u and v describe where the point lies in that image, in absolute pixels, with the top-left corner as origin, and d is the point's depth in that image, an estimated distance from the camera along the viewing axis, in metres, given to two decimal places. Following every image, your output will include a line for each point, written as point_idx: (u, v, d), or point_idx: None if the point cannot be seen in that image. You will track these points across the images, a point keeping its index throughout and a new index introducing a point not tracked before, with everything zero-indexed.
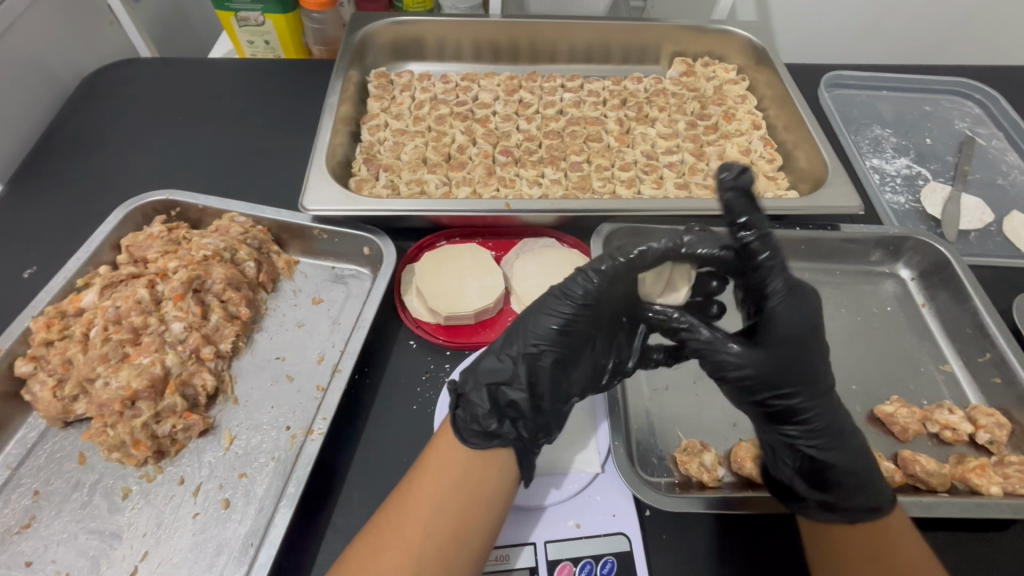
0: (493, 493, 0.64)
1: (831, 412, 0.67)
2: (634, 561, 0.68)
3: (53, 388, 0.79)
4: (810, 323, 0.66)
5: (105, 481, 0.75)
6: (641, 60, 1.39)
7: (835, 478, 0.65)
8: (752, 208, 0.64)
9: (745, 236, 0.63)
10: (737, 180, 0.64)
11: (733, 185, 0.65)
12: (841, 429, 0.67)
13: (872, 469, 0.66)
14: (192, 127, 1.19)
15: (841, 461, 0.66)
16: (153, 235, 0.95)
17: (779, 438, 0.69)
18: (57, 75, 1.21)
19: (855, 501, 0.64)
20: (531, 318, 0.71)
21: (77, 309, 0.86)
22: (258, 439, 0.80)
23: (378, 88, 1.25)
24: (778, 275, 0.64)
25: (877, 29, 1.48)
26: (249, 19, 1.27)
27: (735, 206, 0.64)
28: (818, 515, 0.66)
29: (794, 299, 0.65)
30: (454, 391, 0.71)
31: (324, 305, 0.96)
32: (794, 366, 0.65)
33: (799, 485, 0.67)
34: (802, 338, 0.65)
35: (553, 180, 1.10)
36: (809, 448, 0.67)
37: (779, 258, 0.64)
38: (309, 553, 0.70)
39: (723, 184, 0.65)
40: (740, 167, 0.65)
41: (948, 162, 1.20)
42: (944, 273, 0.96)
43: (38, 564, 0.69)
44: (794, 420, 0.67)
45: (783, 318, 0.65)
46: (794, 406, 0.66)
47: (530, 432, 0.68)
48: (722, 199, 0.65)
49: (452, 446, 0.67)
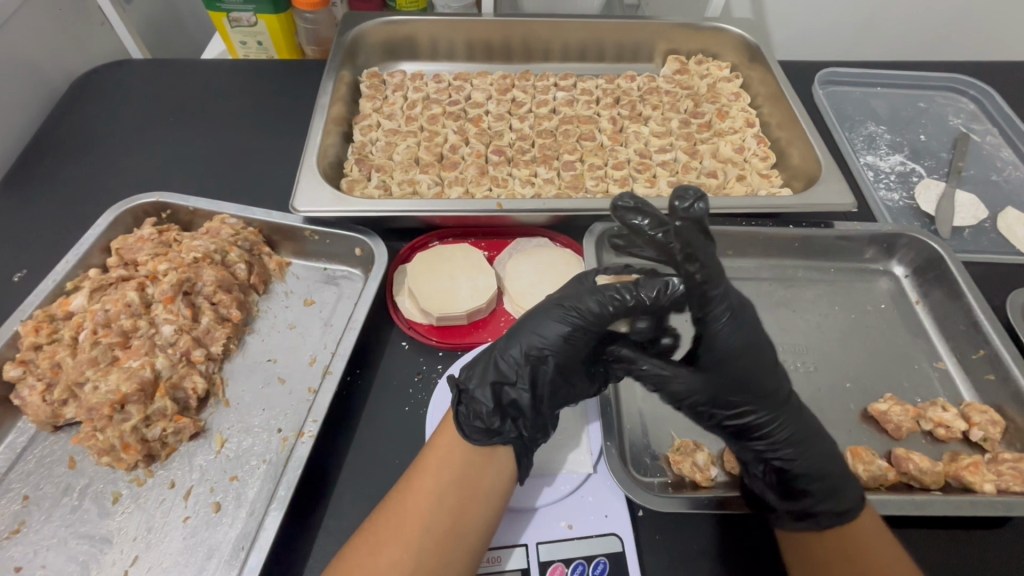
0: (491, 489, 0.64)
1: (800, 421, 0.68)
2: (626, 561, 0.68)
3: (42, 393, 0.79)
4: (754, 338, 0.66)
5: (95, 486, 0.75)
6: (634, 59, 1.39)
7: (804, 487, 0.66)
8: (700, 238, 0.59)
9: (689, 267, 0.61)
10: (689, 210, 0.57)
11: (685, 216, 0.58)
12: (807, 440, 0.67)
13: (843, 476, 0.66)
14: (184, 129, 1.19)
15: (810, 470, 0.66)
16: (143, 238, 0.95)
17: (747, 450, 0.70)
18: (48, 78, 1.21)
19: (822, 507, 0.64)
20: (536, 321, 0.69)
21: (66, 313, 0.86)
22: (249, 442, 0.79)
23: (370, 88, 1.25)
24: (721, 300, 0.64)
25: (871, 25, 1.47)
26: (240, 20, 1.27)
27: (686, 238, 0.59)
28: (791, 525, 0.66)
29: (737, 321, 0.65)
30: (456, 387, 0.69)
31: (316, 306, 0.96)
32: (749, 380, 0.66)
33: (769, 495, 0.67)
34: (753, 355, 0.66)
35: (546, 180, 1.10)
36: (777, 459, 0.67)
37: (724, 283, 0.63)
38: (300, 556, 0.70)
39: (672, 212, 0.58)
40: (693, 194, 0.58)
41: (942, 159, 1.20)
42: (937, 270, 0.96)
43: (27, 570, 0.68)
44: (758, 435, 0.68)
45: (728, 341, 0.65)
46: (752, 420, 0.68)
47: (530, 431, 0.68)
48: (672, 230, 0.58)
49: (452, 442, 0.67)
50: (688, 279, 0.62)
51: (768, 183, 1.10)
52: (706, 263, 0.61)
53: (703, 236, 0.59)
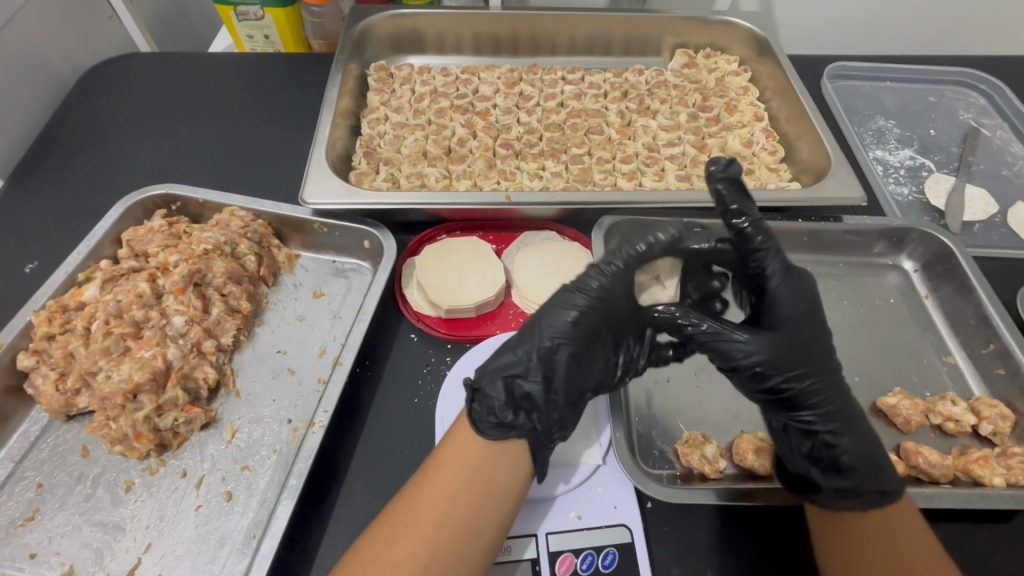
0: (508, 487, 0.64)
1: (842, 396, 0.68)
2: (635, 552, 0.68)
3: (55, 382, 0.80)
4: (808, 303, 0.69)
5: (108, 474, 0.76)
6: (642, 53, 1.38)
7: (850, 462, 0.66)
8: (741, 197, 0.70)
9: (739, 222, 0.69)
10: (726, 171, 0.71)
11: (723, 177, 0.71)
12: (852, 415, 0.68)
13: (878, 453, 0.67)
14: (192, 121, 1.19)
15: (853, 445, 0.66)
16: (153, 229, 0.95)
17: (795, 424, 0.69)
18: (58, 71, 1.21)
19: (867, 485, 0.64)
20: (547, 311, 0.70)
21: (78, 303, 0.86)
22: (260, 432, 0.80)
23: (378, 81, 1.25)
24: (774, 258, 0.69)
25: (881, 19, 1.46)
26: (247, 13, 1.28)
27: (727, 196, 0.70)
28: (836, 504, 0.65)
29: (791, 281, 0.70)
30: (468, 385, 0.68)
31: (325, 299, 0.96)
32: (801, 343, 0.67)
33: (815, 474, 0.67)
34: (806, 318, 0.69)
35: (554, 173, 1.09)
36: (826, 433, 0.67)
37: (773, 240, 0.70)
38: (311, 545, 0.70)
39: (712, 176, 0.71)
40: (726, 159, 0.71)
41: (952, 153, 1.19)
42: (948, 265, 0.96)
43: (42, 557, 0.69)
44: (808, 405, 0.68)
45: (783, 300, 0.69)
46: (806, 388, 0.67)
47: (545, 424, 0.67)
48: (716, 190, 0.70)
49: (468, 439, 0.67)
50: (739, 238, 0.70)
51: (777, 178, 1.10)
52: (751, 220, 0.69)
53: (743, 195, 0.71)
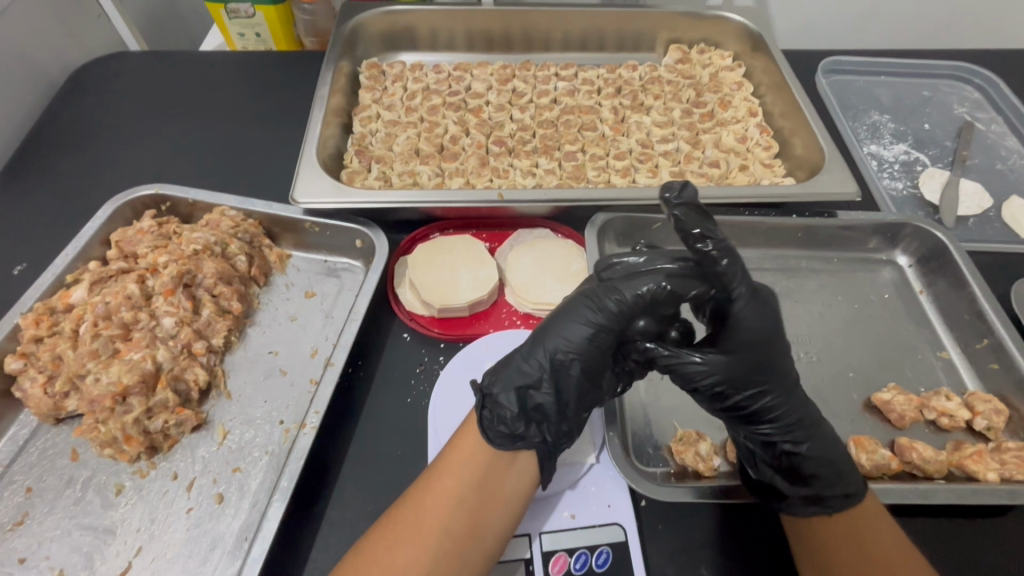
0: (513, 496, 0.64)
1: (805, 407, 0.67)
2: (629, 550, 0.68)
3: (44, 385, 0.79)
4: (774, 323, 0.66)
5: (98, 477, 0.75)
6: (636, 48, 1.38)
7: (809, 470, 0.65)
8: (703, 219, 0.63)
9: (703, 247, 0.63)
10: (681, 197, 0.64)
11: (680, 203, 0.64)
12: (813, 422, 0.67)
13: (847, 461, 0.66)
14: (182, 121, 1.18)
15: (818, 453, 0.66)
16: (143, 230, 0.94)
17: (754, 437, 0.69)
18: (46, 71, 1.20)
19: (830, 492, 0.64)
20: (562, 324, 0.68)
21: (66, 305, 0.85)
22: (252, 433, 0.79)
23: (370, 79, 1.24)
24: (740, 280, 0.64)
25: (875, 13, 1.46)
26: (238, 11, 1.27)
27: (686, 221, 0.63)
28: (804, 510, 0.65)
29: (756, 303, 0.66)
30: (480, 391, 0.68)
31: (317, 298, 0.96)
32: (762, 364, 0.66)
33: (778, 481, 0.67)
34: (768, 339, 0.66)
35: (548, 170, 1.09)
36: (786, 443, 0.67)
37: (737, 261, 0.64)
38: (302, 547, 0.70)
39: (667, 203, 0.65)
40: (681, 183, 0.65)
41: (947, 148, 1.19)
42: (942, 260, 0.95)
43: (31, 561, 0.69)
44: (766, 418, 0.67)
45: (744, 321, 0.65)
46: (764, 404, 0.66)
47: (555, 435, 0.67)
48: (671, 217, 0.64)
49: (476, 443, 0.67)
50: (706, 262, 0.64)
51: (770, 173, 1.10)
52: (717, 245, 0.63)
53: (704, 218, 0.64)
